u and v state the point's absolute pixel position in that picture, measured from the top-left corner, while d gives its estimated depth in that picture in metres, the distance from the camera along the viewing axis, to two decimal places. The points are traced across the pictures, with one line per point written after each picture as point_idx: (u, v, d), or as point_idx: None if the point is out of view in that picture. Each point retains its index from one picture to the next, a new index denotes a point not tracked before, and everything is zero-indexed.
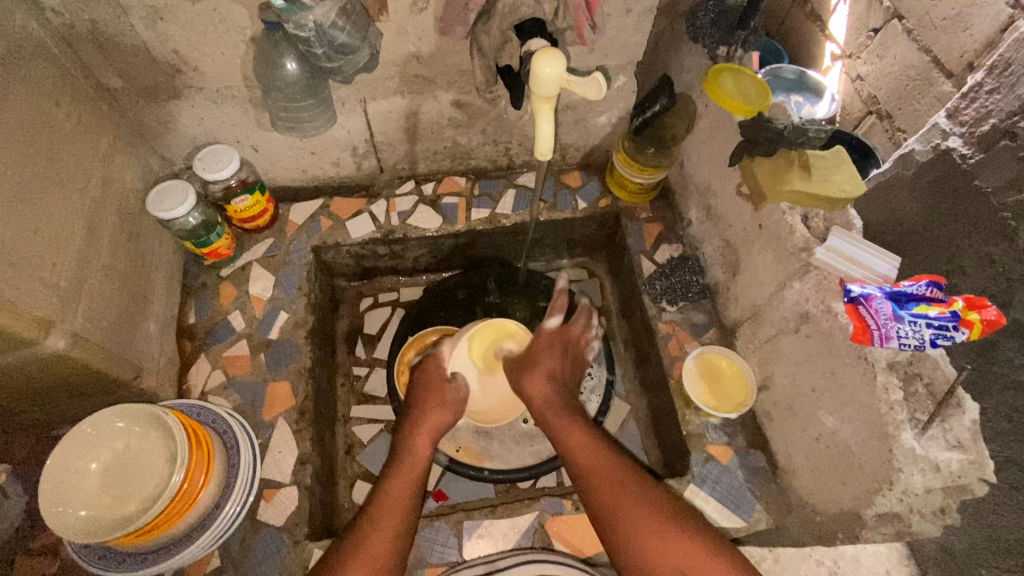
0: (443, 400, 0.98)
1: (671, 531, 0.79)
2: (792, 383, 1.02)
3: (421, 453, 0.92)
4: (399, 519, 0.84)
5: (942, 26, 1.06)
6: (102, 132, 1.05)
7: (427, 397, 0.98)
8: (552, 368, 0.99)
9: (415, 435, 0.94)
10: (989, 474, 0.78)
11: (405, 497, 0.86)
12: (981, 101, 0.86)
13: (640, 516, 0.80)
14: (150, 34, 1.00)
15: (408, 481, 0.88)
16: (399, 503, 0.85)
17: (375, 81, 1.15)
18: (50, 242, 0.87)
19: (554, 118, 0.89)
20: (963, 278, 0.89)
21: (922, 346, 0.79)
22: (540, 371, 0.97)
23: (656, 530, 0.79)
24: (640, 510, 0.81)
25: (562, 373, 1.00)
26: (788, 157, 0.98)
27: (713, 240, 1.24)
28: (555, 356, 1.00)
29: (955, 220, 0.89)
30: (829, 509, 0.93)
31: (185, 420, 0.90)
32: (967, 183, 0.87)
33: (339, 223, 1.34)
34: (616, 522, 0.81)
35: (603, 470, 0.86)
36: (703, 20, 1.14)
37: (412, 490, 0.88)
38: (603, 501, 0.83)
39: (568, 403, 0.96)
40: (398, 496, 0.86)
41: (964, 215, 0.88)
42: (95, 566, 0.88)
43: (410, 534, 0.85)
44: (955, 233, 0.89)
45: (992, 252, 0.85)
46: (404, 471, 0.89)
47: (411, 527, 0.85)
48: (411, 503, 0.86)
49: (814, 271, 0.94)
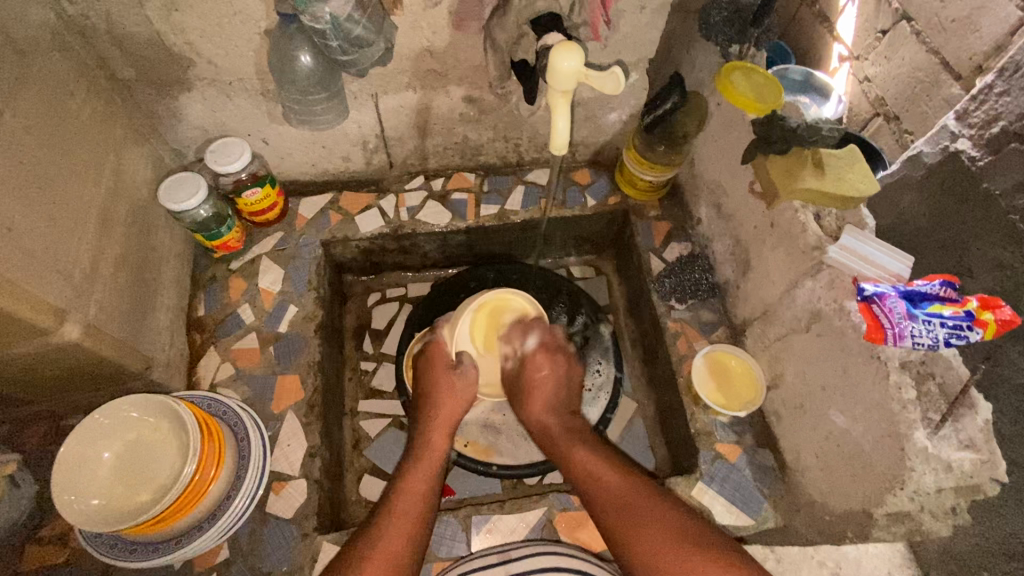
0: (456, 399, 1.01)
1: (681, 530, 0.77)
2: (803, 382, 1.02)
3: (440, 451, 0.95)
4: (414, 518, 0.84)
5: (952, 28, 1.07)
6: (116, 123, 1.05)
7: (438, 397, 1.01)
8: (548, 384, 1.03)
9: (431, 433, 0.97)
10: (1001, 474, 0.78)
11: (420, 493, 0.87)
12: (991, 103, 0.86)
13: (648, 517, 0.79)
14: (165, 26, 1.00)
15: (426, 478, 0.90)
16: (416, 502, 0.86)
17: (388, 76, 1.15)
18: (64, 232, 0.87)
19: (570, 114, 0.88)
20: (972, 279, 0.89)
21: (936, 346, 0.79)
22: (536, 390, 1.02)
23: (664, 529, 0.77)
24: (646, 512, 0.80)
25: (562, 389, 1.04)
26: (801, 155, 0.98)
27: (723, 238, 1.24)
28: (552, 372, 1.04)
29: (963, 222, 0.89)
30: (839, 508, 0.93)
31: (197, 411, 0.90)
32: (974, 185, 0.88)
33: (348, 218, 1.34)
34: (623, 526, 0.80)
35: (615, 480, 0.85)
36: (715, 18, 1.13)
37: (431, 488, 0.89)
38: (609, 507, 0.83)
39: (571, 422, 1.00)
40: (411, 496, 0.86)
41: (971, 218, 0.88)
42: (105, 555, 0.88)
43: (428, 529, 0.85)
44: (962, 234, 0.89)
45: (1000, 257, 0.84)
46: (421, 470, 0.90)
47: (429, 525, 0.85)
48: (427, 500, 0.87)
49: (826, 269, 0.94)
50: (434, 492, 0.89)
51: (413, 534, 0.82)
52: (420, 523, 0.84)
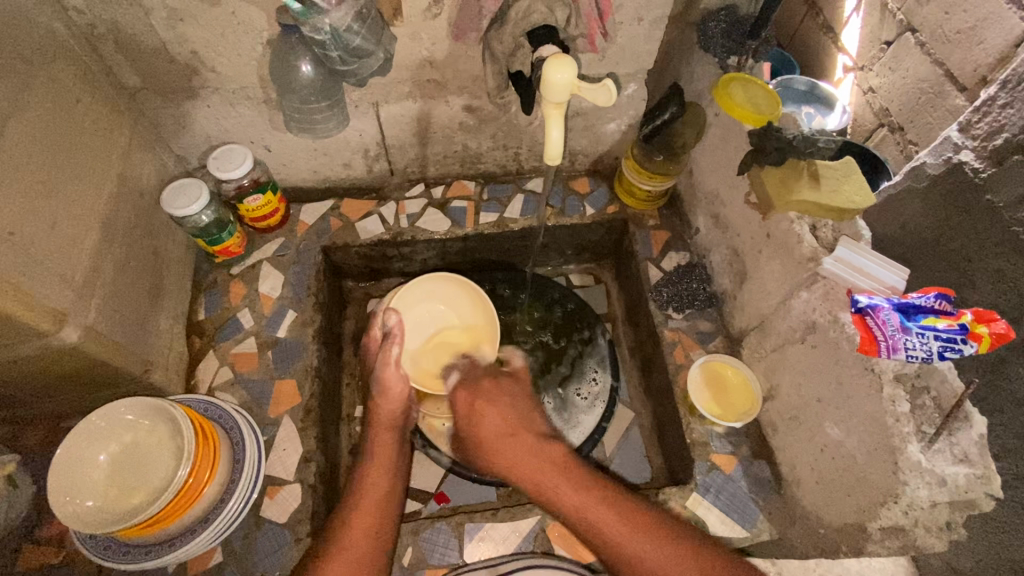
0: (392, 400, 0.99)
1: (634, 528, 0.80)
2: (798, 394, 1.01)
3: (389, 452, 0.94)
4: (374, 517, 0.85)
5: (956, 40, 1.08)
6: (120, 129, 1.07)
7: (382, 399, 0.99)
8: (490, 408, 0.96)
9: (377, 434, 0.96)
10: (996, 489, 0.78)
11: (376, 489, 0.89)
12: (993, 115, 0.85)
13: (602, 515, 0.82)
14: (170, 35, 1.02)
15: (381, 474, 0.91)
16: (373, 501, 0.87)
17: (388, 86, 1.17)
18: (67, 236, 0.88)
19: (564, 124, 0.89)
20: (976, 292, 0.88)
21: (930, 358, 0.79)
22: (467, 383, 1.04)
23: (620, 526, 0.80)
24: (600, 509, 0.82)
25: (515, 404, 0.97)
26: (797, 166, 0.98)
27: (721, 249, 1.24)
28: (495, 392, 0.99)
29: (966, 235, 0.88)
30: (833, 521, 0.92)
31: (192, 415, 0.92)
32: (978, 197, 0.87)
33: (349, 224, 1.35)
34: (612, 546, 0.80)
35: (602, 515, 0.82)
36: (714, 29, 1.16)
37: (390, 484, 0.90)
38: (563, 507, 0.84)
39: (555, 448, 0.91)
40: (370, 496, 0.88)
41: (973, 230, 0.88)
42: (99, 556, 0.89)
43: (388, 525, 0.86)
44: (966, 246, 0.89)
45: (1003, 267, 0.84)
46: (374, 468, 0.91)
47: (393, 524, 0.87)
48: (386, 499, 0.88)
49: (822, 281, 0.94)
50: (392, 490, 0.90)
51: (372, 537, 0.83)
52: (383, 523, 0.85)
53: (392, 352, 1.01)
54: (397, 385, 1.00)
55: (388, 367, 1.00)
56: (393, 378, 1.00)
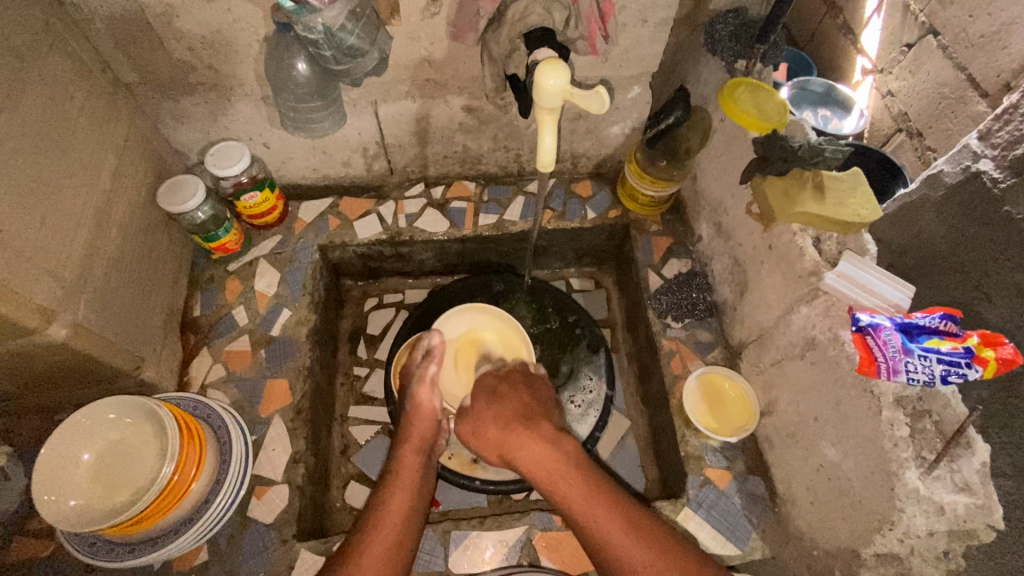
0: (422, 417, 0.99)
1: (646, 543, 0.81)
2: (795, 410, 0.98)
3: (415, 468, 0.94)
4: (391, 534, 0.85)
5: (980, 43, 1.06)
6: (116, 125, 1.06)
7: (412, 415, 0.99)
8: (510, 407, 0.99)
9: (404, 451, 0.96)
10: (997, 521, 0.73)
11: (406, 495, 0.90)
12: (1015, 123, 0.79)
13: (613, 531, 0.82)
14: (166, 31, 1.02)
15: (407, 491, 0.90)
16: (399, 511, 0.88)
17: (387, 84, 1.15)
18: (57, 232, 0.88)
19: (558, 130, 0.87)
20: (991, 305, 0.81)
21: (932, 382, 0.75)
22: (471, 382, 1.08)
23: (626, 535, 0.82)
24: (615, 526, 0.83)
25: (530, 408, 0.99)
26: (801, 177, 0.96)
27: (723, 257, 1.21)
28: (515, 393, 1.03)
29: (982, 247, 0.82)
30: (828, 544, 0.90)
31: (178, 413, 0.92)
32: (996, 209, 0.80)
33: (347, 223, 1.34)
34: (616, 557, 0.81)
35: (606, 523, 0.83)
36: (721, 32, 1.12)
37: (413, 501, 0.90)
38: (583, 521, 0.85)
39: (569, 451, 0.91)
40: (394, 511, 0.87)
41: (991, 241, 0.81)
42: (83, 554, 0.89)
43: (411, 535, 0.87)
44: (984, 259, 0.82)
45: (1020, 280, 0.76)
46: (403, 479, 0.92)
47: (412, 540, 0.87)
48: (407, 518, 0.87)
49: (823, 296, 0.91)
50: (417, 502, 0.90)
51: (395, 545, 0.84)
52: (403, 532, 0.86)
53: (428, 370, 1.01)
54: (425, 399, 1.00)
55: (422, 386, 1.01)
56: (423, 394, 1.00)
